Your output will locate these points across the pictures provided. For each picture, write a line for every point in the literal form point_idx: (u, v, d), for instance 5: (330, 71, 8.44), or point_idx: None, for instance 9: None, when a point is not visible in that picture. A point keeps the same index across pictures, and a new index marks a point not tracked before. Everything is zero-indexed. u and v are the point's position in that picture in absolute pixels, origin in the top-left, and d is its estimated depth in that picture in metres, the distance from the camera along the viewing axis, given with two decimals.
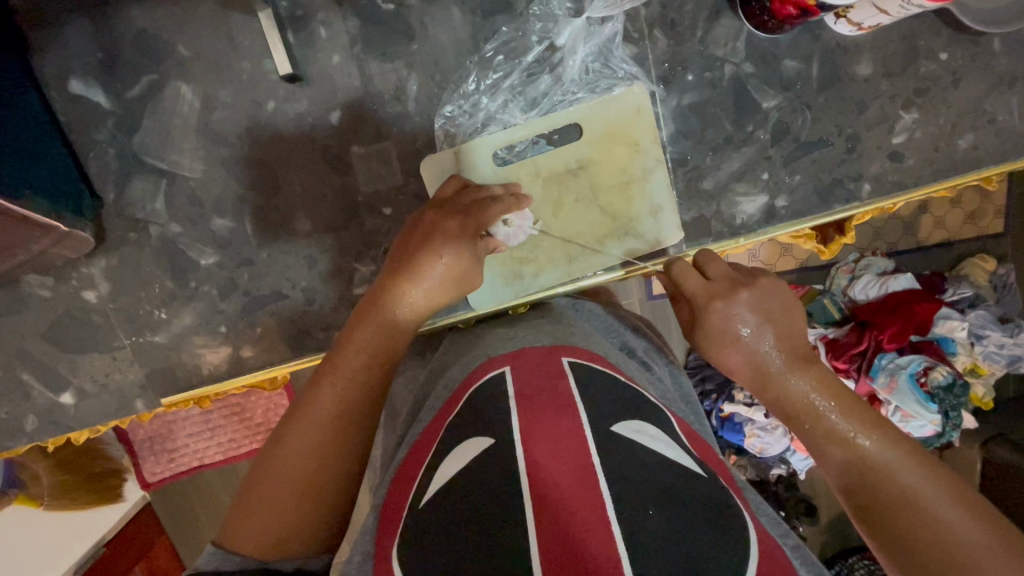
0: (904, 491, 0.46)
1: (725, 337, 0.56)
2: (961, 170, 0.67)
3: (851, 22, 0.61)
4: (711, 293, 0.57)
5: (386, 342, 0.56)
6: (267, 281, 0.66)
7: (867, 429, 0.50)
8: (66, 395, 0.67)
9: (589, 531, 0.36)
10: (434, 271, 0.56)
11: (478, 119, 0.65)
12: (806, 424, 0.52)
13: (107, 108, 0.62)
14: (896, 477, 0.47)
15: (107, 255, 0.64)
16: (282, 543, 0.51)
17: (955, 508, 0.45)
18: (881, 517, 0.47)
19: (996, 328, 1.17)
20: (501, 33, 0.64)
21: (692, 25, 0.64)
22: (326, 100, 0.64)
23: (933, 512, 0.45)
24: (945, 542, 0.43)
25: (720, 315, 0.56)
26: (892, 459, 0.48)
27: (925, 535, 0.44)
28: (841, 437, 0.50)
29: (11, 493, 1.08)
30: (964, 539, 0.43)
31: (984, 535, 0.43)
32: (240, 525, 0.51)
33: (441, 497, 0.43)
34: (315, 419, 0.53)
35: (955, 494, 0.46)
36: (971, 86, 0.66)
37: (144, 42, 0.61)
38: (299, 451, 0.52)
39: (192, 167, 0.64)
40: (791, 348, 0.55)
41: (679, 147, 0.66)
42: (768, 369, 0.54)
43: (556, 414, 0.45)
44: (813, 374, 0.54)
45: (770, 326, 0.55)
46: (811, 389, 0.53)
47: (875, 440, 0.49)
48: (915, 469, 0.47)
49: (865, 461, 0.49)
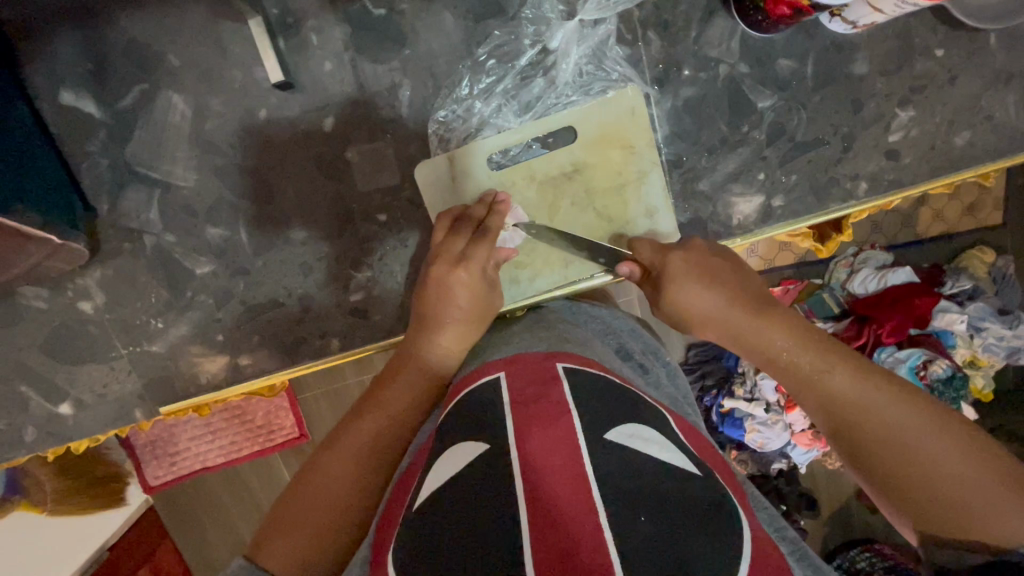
0: (882, 425, 0.48)
1: (690, 294, 0.57)
2: (957, 168, 0.67)
3: (845, 20, 0.61)
4: (665, 253, 0.59)
5: (429, 385, 0.58)
6: (264, 289, 0.66)
7: (838, 369, 0.51)
8: (64, 405, 0.67)
9: (583, 537, 0.36)
10: (460, 310, 0.58)
11: (472, 124, 0.65)
12: (777, 367, 0.54)
13: (99, 118, 0.62)
14: (870, 414, 0.48)
15: (102, 266, 0.64)
16: (309, 565, 0.50)
17: (934, 436, 0.46)
18: (862, 454, 0.49)
19: (995, 320, 1.17)
20: (493, 37, 0.63)
21: (685, 26, 0.64)
22: (319, 106, 0.63)
23: (910, 444, 0.46)
24: (929, 469, 0.45)
25: (678, 269, 0.58)
26: (862, 391, 0.49)
27: (909, 466, 0.46)
28: (814, 380, 0.51)
29: (15, 499, 1.07)
30: (946, 464, 0.45)
31: (964, 458, 0.45)
32: (272, 542, 0.50)
33: (435, 503, 0.43)
34: (359, 446, 0.55)
35: (933, 421, 0.47)
36: (967, 83, 0.65)
37: (134, 52, 0.61)
38: (340, 477, 0.54)
39: (185, 176, 0.63)
40: (754, 298, 0.57)
41: (674, 149, 0.66)
42: (732, 321, 0.56)
43: (551, 418, 0.45)
44: (780, 319, 0.55)
45: (728, 283, 0.57)
46: (781, 335, 0.54)
47: (846, 378, 0.50)
48: (890, 403, 0.48)
49: (842, 401, 0.50)
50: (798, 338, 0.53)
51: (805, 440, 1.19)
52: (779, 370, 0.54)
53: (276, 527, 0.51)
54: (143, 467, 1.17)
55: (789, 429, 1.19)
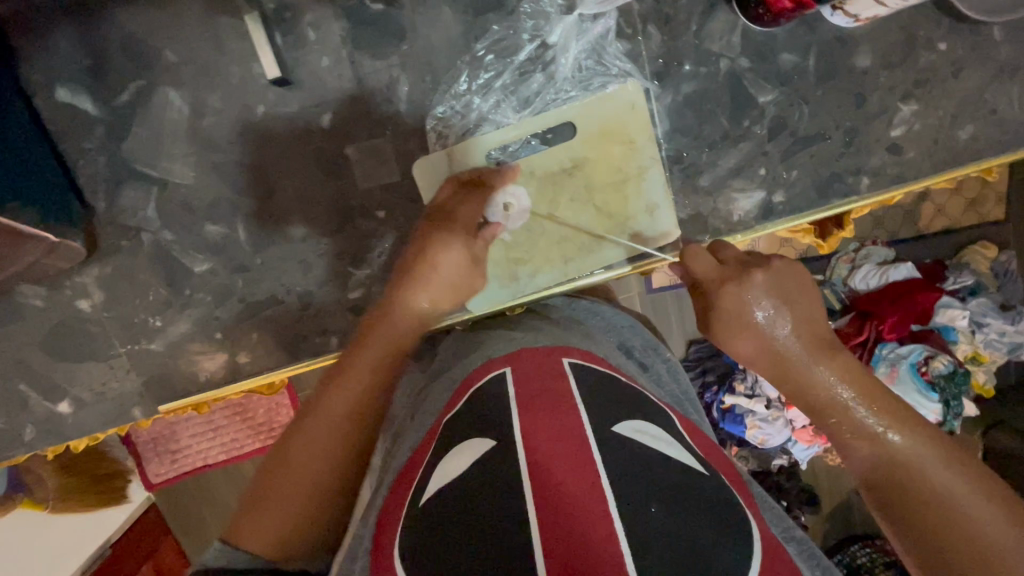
0: (932, 486, 0.46)
1: (743, 323, 0.55)
2: (960, 162, 0.66)
3: (848, 13, 0.60)
4: (725, 276, 0.56)
5: (393, 353, 0.56)
6: (262, 287, 0.65)
7: (897, 424, 0.49)
8: (64, 404, 0.67)
9: (592, 530, 0.36)
10: (436, 284, 0.56)
11: (471, 120, 0.64)
12: (829, 411, 0.52)
13: (95, 115, 0.62)
14: (924, 474, 0.47)
15: (99, 264, 0.64)
16: (288, 544, 0.50)
17: (991, 508, 0.44)
18: (907, 514, 0.47)
19: (997, 316, 1.17)
20: (492, 32, 0.63)
21: (686, 20, 0.63)
22: (317, 103, 0.63)
23: (963, 510, 0.45)
24: (977, 539, 0.43)
25: (734, 298, 0.55)
26: (917, 450, 0.48)
27: (955, 531, 0.44)
28: (868, 431, 0.50)
29: (17, 497, 1.06)
30: (996, 538, 0.43)
31: (1018, 536, 0.43)
32: (249, 523, 0.50)
33: (442, 497, 0.42)
34: (328, 423, 0.53)
35: (990, 494, 0.45)
36: (970, 77, 0.65)
37: (131, 48, 0.60)
38: (310, 455, 0.52)
39: (183, 173, 0.63)
40: (815, 338, 0.55)
41: (675, 144, 0.66)
42: (788, 357, 0.54)
43: (558, 414, 0.45)
44: (843, 364, 0.53)
45: (791, 319, 0.54)
46: (838, 380, 0.52)
47: (903, 433, 0.49)
48: (947, 466, 0.47)
49: (894, 456, 0.49)
50: (862, 389, 0.52)
51: (805, 436, 1.20)
52: (830, 415, 0.52)
53: (253, 508, 0.51)
54: (145, 464, 1.17)
55: (789, 426, 1.19)
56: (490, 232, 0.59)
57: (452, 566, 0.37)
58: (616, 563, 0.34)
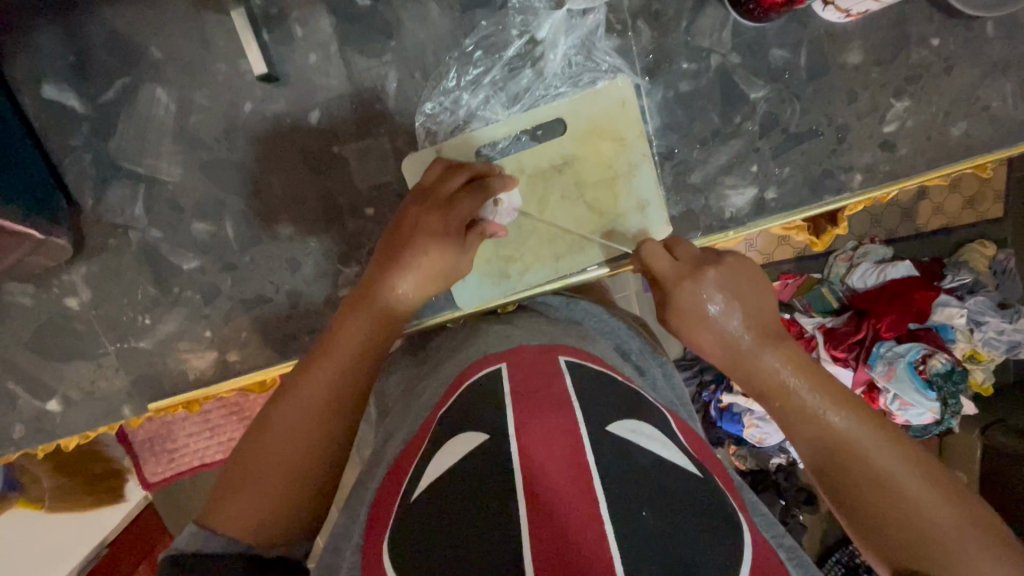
0: (874, 470, 0.47)
1: (698, 317, 0.54)
2: (954, 159, 0.66)
3: (839, 9, 0.60)
4: (681, 273, 0.55)
5: (378, 331, 0.55)
6: (251, 285, 0.65)
7: (841, 409, 0.49)
8: (52, 403, 0.66)
9: (582, 530, 0.35)
10: (416, 267, 0.55)
11: (460, 117, 0.64)
12: (779, 401, 0.52)
13: (82, 113, 0.61)
14: (865, 459, 0.47)
15: (87, 262, 0.64)
16: (263, 528, 0.50)
17: (929, 488, 0.45)
18: (852, 500, 0.47)
19: (995, 314, 1.16)
20: (481, 27, 0.62)
21: (676, 15, 0.63)
22: (305, 99, 0.62)
23: (904, 493, 0.46)
24: (916, 521, 0.45)
25: (690, 295, 0.54)
26: (860, 435, 0.48)
27: (896, 515, 0.45)
28: (815, 417, 0.50)
29: (13, 496, 1.07)
30: (932, 518, 0.44)
31: (950, 514, 0.44)
32: (223, 507, 0.50)
33: (430, 494, 0.42)
34: (304, 409, 0.52)
35: (927, 472, 0.46)
36: (963, 72, 0.64)
37: (116, 44, 0.60)
38: (287, 440, 0.52)
39: (170, 171, 0.63)
40: (766, 327, 0.54)
41: (666, 141, 0.65)
42: (741, 348, 0.53)
43: (553, 412, 0.44)
44: (788, 351, 0.53)
45: (742, 309, 0.54)
46: (785, 367, 0.52)
47: (848, 419, 0.49)
48: (888, 448, 0.47)
49: (838, 441, 0.49)
50: (810, 375, 0.52)
51: None
52: (778, 405, 0.52)
53: (227, 491, 0.51)
54: (142, 462, 1.16)
55: None
56: (491, 229, 0.61)
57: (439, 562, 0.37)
58: (604, 564, 0.34)
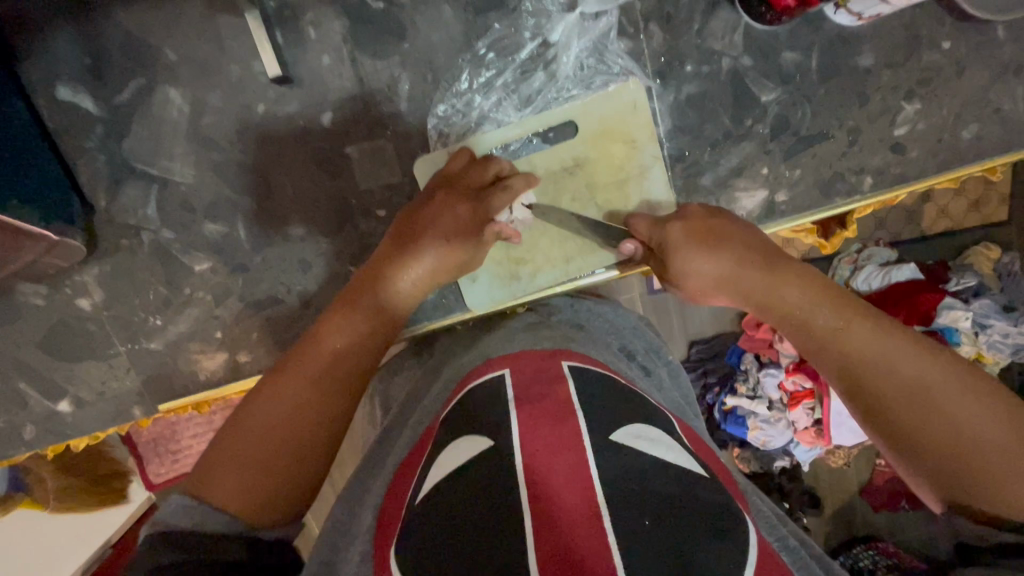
0: (908, 382, 0.44)
1: (696, 248, 0.54)
2: (964, 162, 0.66)
3: (851, 12, 0.60)
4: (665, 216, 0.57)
5: (383, 313, 0.56)
6: (263, 286, 0.65)
7: (861, 323, 0.47)
8: (63, 404, 0.66)
9: (588, 544, 0.35)
10: (436, 253, 0.56)
11: (472, 119, 0.64)
12: (791, 325, 0.51)
13: (96, 114, 0.61)
14: (894, 374, 0.45)
15: (99, 263, 0.64)
16: (265, 503, 0.47)
17: (971, 399, 0.43)
18: (885, 419, 0.45)
19: (1000, 317, 1.16)
20: (493, 30, 0.62)
21: (688, 18, 0.63)
22: (317, 101, 0.63)
23: (946, 406, 0.43)
24: (963, 431, 0.42)
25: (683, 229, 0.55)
26: (887, 349, 0.46)
27: (940, 427, 0.43)
28: (835, 335, 0.48)
29: (19, 496, 1.08)
30: (979, 426, 0.42)
31: (999, 419, 0.42)
32: (218, 479, 0.46)
33: (439, 501, 0.42)
34: (311, 379, 0.51)
35: (967, 385, 0.43)
36: (974, 76, 0.64)
37: (130, 47, 0.60)
38: (292, 410, 0.50)
39: (183, 172, 0.63)
40: (762, 253, 0.53)
41: (677, 143, 0.65)
42: (738, 277, 0.53)
43: (556, 420, 0.44)
44: (789, 272, 0.52)
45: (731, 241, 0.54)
46: (789, 291, 0.51)
47: (872, 333, 0.47)
48: (921, 360, 0.45)
49: (859, 356, 0.46)
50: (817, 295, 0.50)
51: (807, 438, 1.19)
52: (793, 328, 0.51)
53: (226, 457, 0.48)
54: (145, 465, 1.15)
55: (790, 427, 1.20)
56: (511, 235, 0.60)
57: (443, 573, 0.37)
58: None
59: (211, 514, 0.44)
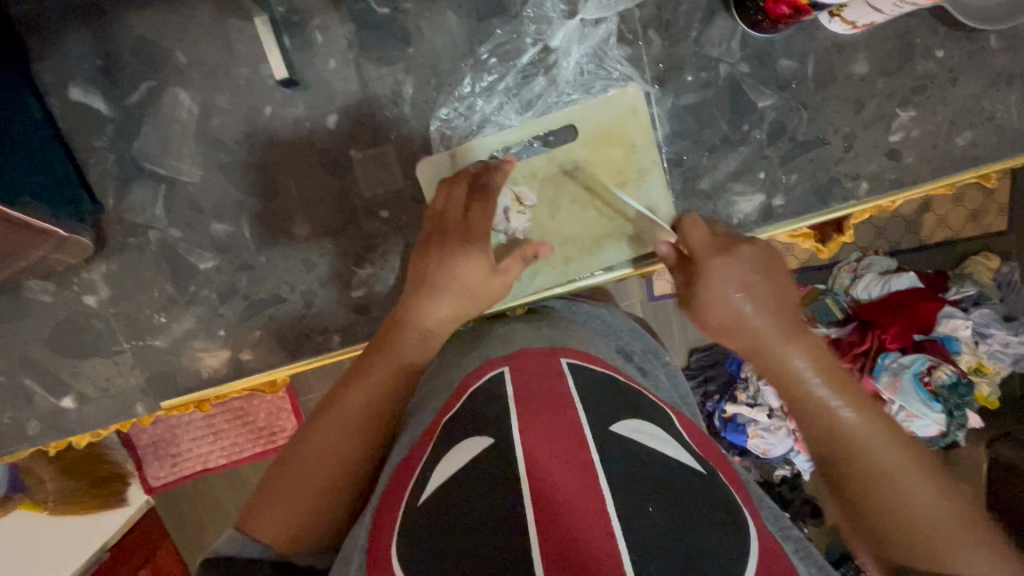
0: (877, 463, 0.48)
1: (724, 295, 0.54)
2: (958, 169, 0.67)
3: (845, 20, 0.61)
4: (714, 248, 0.56)
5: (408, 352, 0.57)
6: (267, 285, 0.66)
7: (851, 401, 0.50)
8: (67, 400, 0.67)
9: (591, 533, 0.36)
10: (447, 284, 0.57)
11: (474, 122, 0.65)
12: (786, 388, 0.53)
13: (106, 115, 0.63)
14: (866, 449, 0.48)
15: (107, 260, 0.65)
16: (300, 537, 0.52)
17: (932, 487, 0.47)
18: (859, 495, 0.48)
19: (1001, 327, 1.17)
20: (496, 35, 0.64)
21: (686, 25, 0.64)
22: (323, 104, 0.64)
23: (902, 489, 0.47)
24: (909, 514, 0.46)
25: (724, 273, 0.54)
26: (866, 431, 0.49)
27: (890, 505, 0.47)
28: (824, 407, 0.51)
29: (17, 498, 1.06)
30: (924, 512, 0.46)
31: (943, 509, 0.46)
32: (261, 514, 0.52)
33: (440, 497, 0.42)
34: (346, 424, 0.54)
35: (924, 475, 0.47)
36: (968, 84, 0.66)
37: (142, 49, 0.62)
38: (328, 455, 0.53)
39: (190, 172, 0.64)
40: (784, 316, 0.54)
41: (675, 147, 0.67)
42: (756, 334, 0.53)
43: (557, 415, 0.45)
44: (804, 341, 0.53)
45: (758, 294, 0.54)
46: (799, 359, 0.52)
47: (857, 414, 0.50)
48: (891, 447, 0.48)
49: (839, 427, 0.50)
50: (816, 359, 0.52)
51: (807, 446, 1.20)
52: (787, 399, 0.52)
53: (268, 494, 0.53)
54: (145, 467, 1.17)
55: (790, 435, 1.20)
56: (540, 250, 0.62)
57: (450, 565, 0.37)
58: (614, 566, 0.35)
59: (247, 546, 0.50)
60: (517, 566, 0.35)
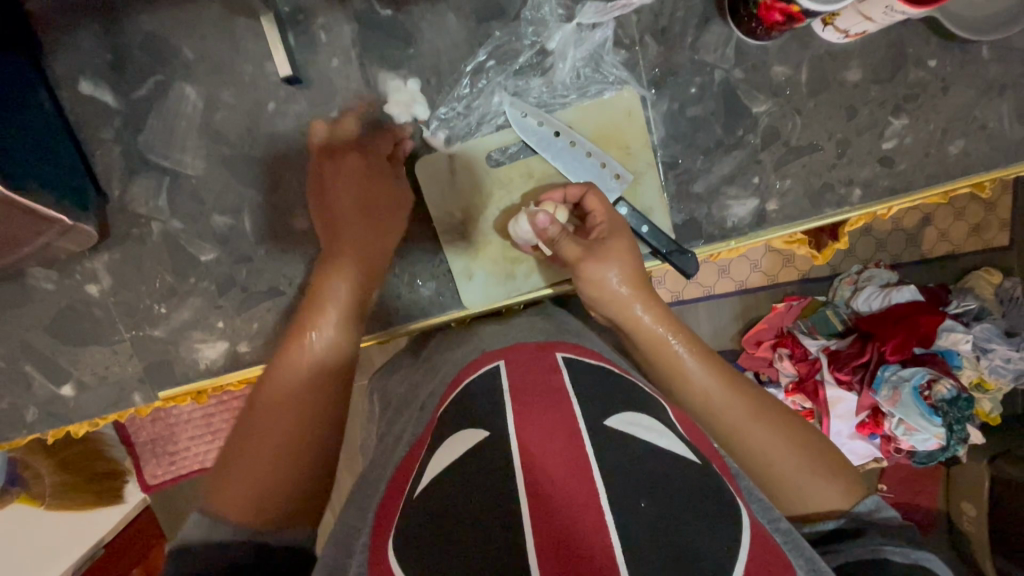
0: (734, 423, 0.54)
1: (604, 289, 0.57)
2: (952, 177, 0.68)
3: (838, 29, 0.63)
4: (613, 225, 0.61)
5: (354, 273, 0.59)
6: (265, 278, 0.67)
7: (702, 363, 0.56)
8: (66, 387, 0.68)
9: (585, 524, 0.36)
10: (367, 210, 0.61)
11: (472, 121, 0.67)
12: (657, 361, 0.57)
13: (114, 108, 0.64)
14: (726, 411, 0.55)
15: (109, 250, 0.66)
16: (265, 508, 0.49)
17: (777, 433, 0.54)
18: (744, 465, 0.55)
19: (1002, 341, 1.15)
20: (495, 37, 0.65)
21: (682, 31, 0.66)
22: (325, 102, 0.66)
23: (761, 443, 0.54)
24: (772, 463, 0.54)
25: (596, 272, 0.57)
26: (719, 394, 0.55)
27: (757, 456, 0.54)
28: (684, 376, 0.56)
29: (14, 491, 1.07)
30: (782, 460, 0.54)
31: (794, 455, 0.54)
32: (228, 490, 0.49)
33: (431, 490, 0.42)
34: (299, 374, 0.54)
35: (772, 421, 0.55)
36: (960, 93, 0.67)
37: (150, 45, 0.64)
38: (285, 424, 0.52)
39: (194, 165, 0.66)
40: (640, 283, 0.58)
41: (670, 151, 0.68)
42: (622, 305, 0.57)
43: (551, 409, 0.44)
44: (658, 313, 0.58)
45: (626, 273, 0.57)
46: (658, 330, 0.57)
47: (714, 381, 0.56)
48: (739, 404, 0.55)
49: (708, 397, 0.55)
50: (645, 347, 0.58)
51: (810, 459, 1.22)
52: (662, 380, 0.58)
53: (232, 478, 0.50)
54: (142, 464, 1.16)
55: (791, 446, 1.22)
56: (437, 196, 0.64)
57: (437, 556, 0.37)
58: (606, 557, 0.35)
59: (219, 526, 0.47)
60: (510, 556, 0.35)
